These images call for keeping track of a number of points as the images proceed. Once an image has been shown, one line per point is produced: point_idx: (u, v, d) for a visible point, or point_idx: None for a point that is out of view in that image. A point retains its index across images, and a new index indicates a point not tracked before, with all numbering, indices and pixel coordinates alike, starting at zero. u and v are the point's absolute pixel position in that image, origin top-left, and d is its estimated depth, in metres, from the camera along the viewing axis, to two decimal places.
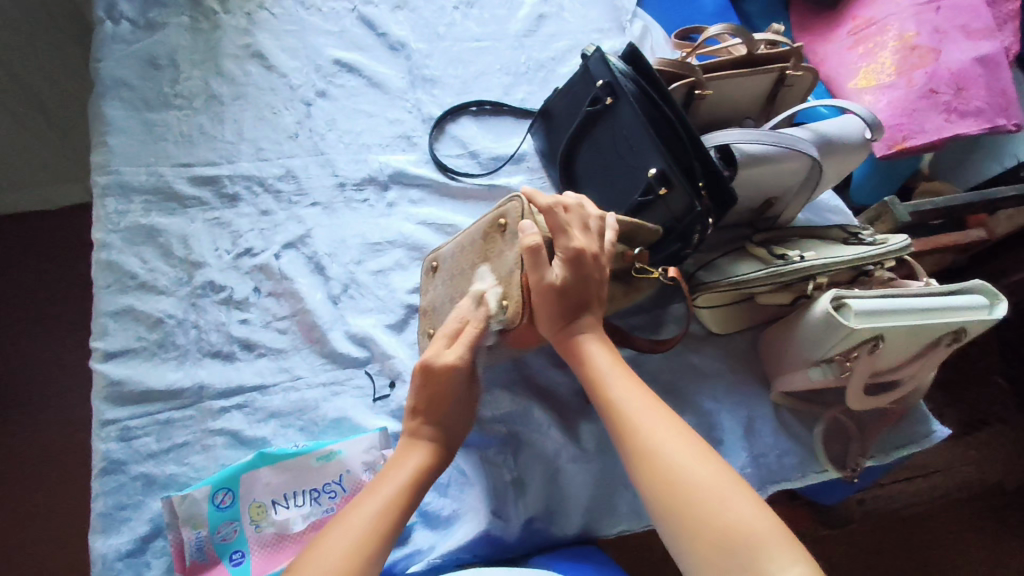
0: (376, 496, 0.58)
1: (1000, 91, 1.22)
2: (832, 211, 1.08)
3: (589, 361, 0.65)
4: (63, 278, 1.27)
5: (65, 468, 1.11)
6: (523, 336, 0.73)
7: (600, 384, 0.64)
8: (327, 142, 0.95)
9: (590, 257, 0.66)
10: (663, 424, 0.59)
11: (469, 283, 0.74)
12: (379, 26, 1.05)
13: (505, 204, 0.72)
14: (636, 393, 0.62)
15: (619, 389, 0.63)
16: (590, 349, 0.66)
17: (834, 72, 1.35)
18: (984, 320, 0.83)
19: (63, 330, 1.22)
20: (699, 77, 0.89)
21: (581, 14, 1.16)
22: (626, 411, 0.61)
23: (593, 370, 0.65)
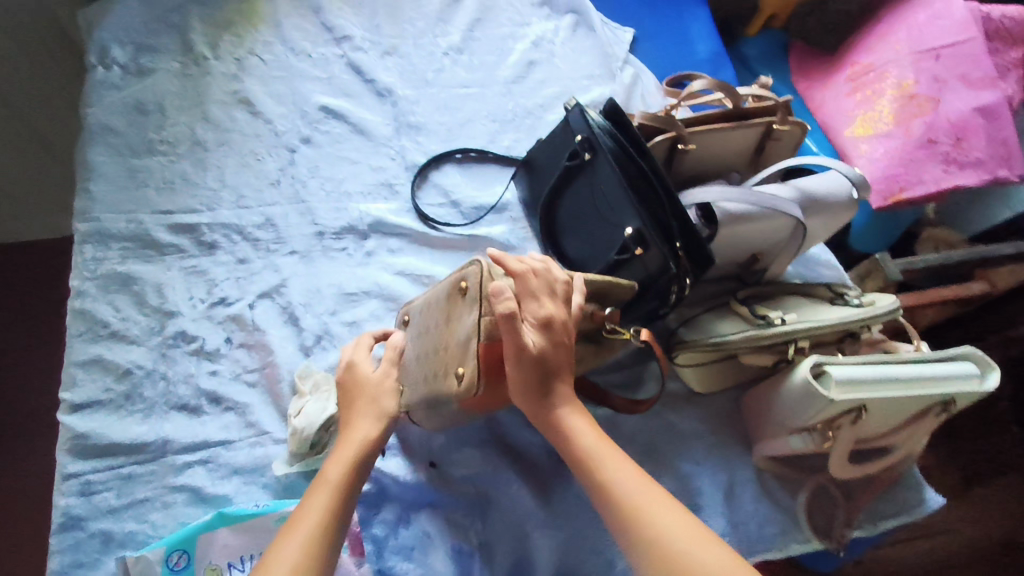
0: (309, 509, 0.59)
1: (1001, 141, 1.19)
2: (822, 264, 1.05)
3: (573, 440, 0.63)
4: (47, 316, 1.29)
5: (30, 510, 1.11)
6: (486, 402, 0.72)
7: (587, 464, 0.62)
8: (308, 189, 0.95)
9: (560, 324, 0.64)
10: (662, 507, 0.57)
11: (432, 345, 0.72)
12: (367, 72, 1.06)
13: (466, 266, 0.70)
14: (627, 470, 0.61)
15: (608, 464, 0.61)
16: (570, 423, 0.64)
17: (831, 118, 1.32)
18: (975, 390, 0.80)
19: (42, 369, 1.23)
20: (682, 130, 0.88)
21: (571, 60, 1.16)
22: (621, 489, 0.59)
23: (578, 443, 0.63)
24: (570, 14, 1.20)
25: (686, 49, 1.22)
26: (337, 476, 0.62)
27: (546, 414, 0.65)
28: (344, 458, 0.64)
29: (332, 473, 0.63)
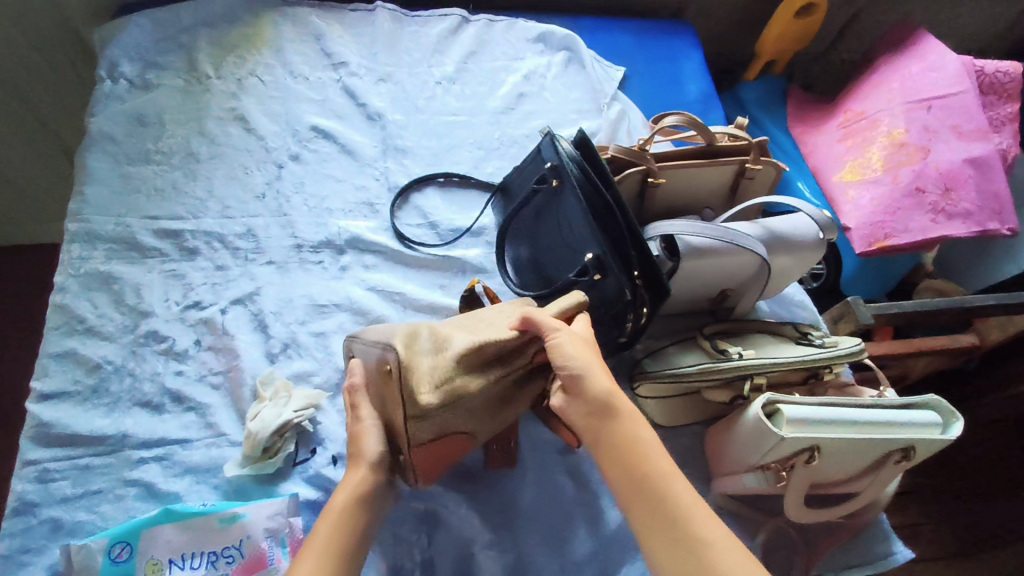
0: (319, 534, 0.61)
1: (992, 194, 1.18)
2: (798, 305, 1.04)
3: (626, 422, 0.62)
4: (39, 317, 1.37)
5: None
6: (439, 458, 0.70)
7: (631, 444, 0.61)
8: (291, 204, 0.99)
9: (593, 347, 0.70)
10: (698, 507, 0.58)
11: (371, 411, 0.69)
12: (360, 96, 1.11)
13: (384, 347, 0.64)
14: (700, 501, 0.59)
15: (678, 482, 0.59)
16: (630, 419, 0.62)
17: (821, 163, 1.31)
18: (935, 438, 0.78)
19: (27, 367, 1.30)
20: (652, 165, 0.89)
21: (561, 94, 1.19)
22: (666, 479, 0.59)
23: (649, 463, 0.60)
24: (564, 51, 1.25)
25: (676, 89, 1.25)
26: (324, 539, 0.61)
27: (616, 430, 0.61)
28: (334, 520, 0.62)
29: (324, 529, 0.62)
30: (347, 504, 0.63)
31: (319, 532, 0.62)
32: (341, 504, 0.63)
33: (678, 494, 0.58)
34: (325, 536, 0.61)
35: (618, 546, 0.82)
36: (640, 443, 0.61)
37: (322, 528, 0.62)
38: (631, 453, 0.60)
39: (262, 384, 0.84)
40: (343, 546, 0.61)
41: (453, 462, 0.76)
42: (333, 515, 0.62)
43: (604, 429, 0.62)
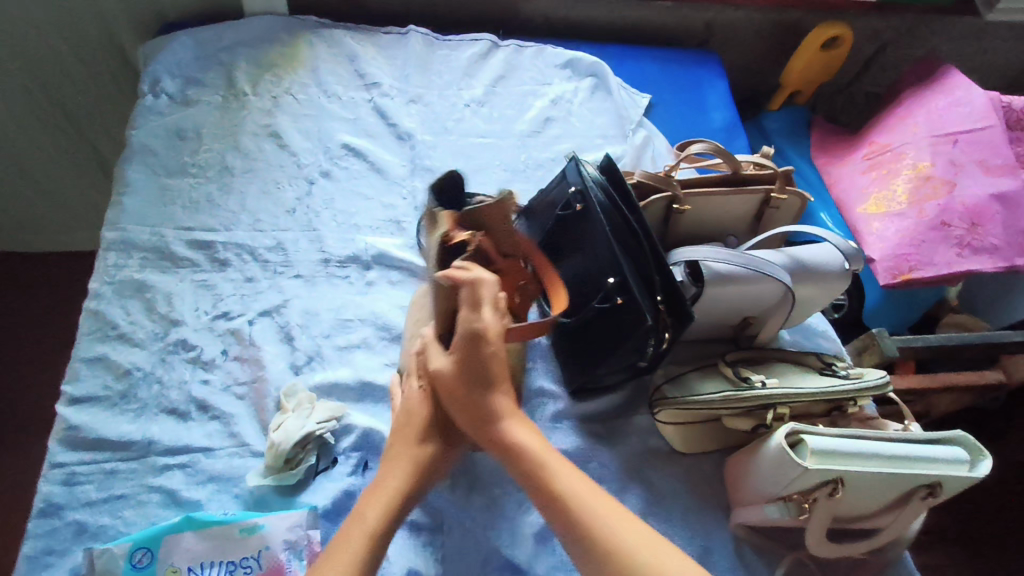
0: (351, 535, 0.63)
1: (1019, 230, 1.17)
2: (820, 335, 1.03)
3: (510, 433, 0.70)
4: (69, 322, 1.40)
5: (16, 499, 1.18)
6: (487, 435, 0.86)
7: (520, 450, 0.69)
8: (320, 219, 1.02)
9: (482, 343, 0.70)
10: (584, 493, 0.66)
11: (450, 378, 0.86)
12: (391, 116, 1.13)
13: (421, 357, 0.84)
14: (588, 490, 0.66)
15: (563, 474, 0.67)
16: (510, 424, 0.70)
17: (846, 194, 1.31)
18: (963, 476, 0.77)
19: (57, 370, 1.33)
20: (677, 191, 0.90)
21: (587, 119, 1.21)
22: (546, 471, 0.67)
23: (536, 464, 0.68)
24: (591, 77, 1.27)
25: (701, 117, 1.26)
26: (377, 509, 0.65)
27: (503, 439, 0.70)
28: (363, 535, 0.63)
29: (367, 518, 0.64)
30: (391, 489, 0.68)
31: (367, 505, 0.66)
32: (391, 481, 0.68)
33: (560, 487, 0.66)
34: (373, 510, 0.65)
35: None
36: (528, 450, 0.69)
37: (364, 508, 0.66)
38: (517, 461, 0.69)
39: (286, 395, 0.85)
40: (391, 520, 0.66)
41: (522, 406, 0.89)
42: (378, 493, 0.67)
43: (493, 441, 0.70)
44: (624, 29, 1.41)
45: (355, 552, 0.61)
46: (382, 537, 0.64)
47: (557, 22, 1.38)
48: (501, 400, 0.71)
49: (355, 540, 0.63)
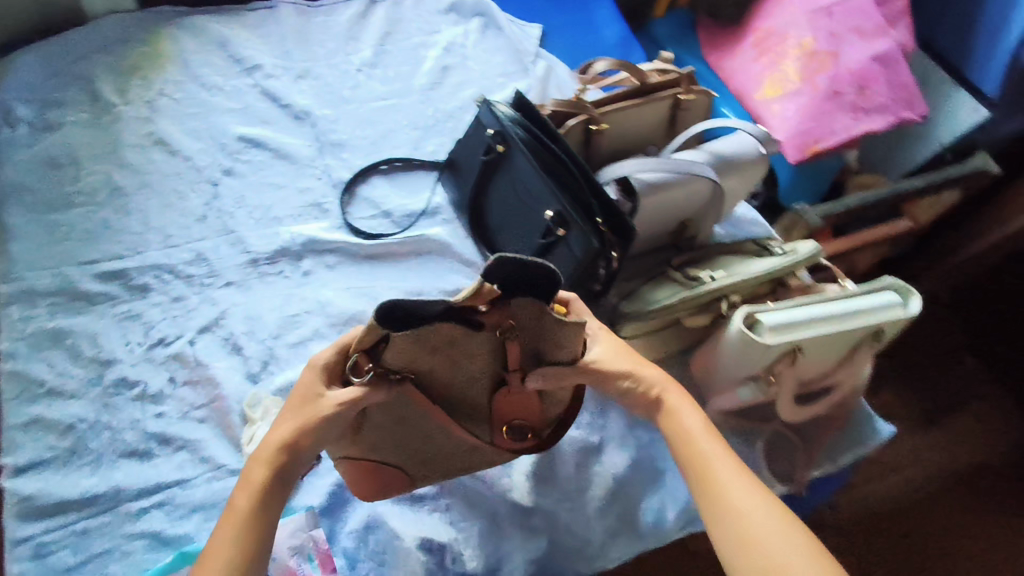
0: (233, 517, 0.57)
1: (902, 85, 1.24)
2: (750, 222, 1.07)
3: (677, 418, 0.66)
4: None
5: None
6: (366, 487, 0.74)
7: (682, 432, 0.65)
8: (236, 220, 0.96)
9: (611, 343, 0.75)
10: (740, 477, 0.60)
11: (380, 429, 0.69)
12: (282, 98, 1.07)
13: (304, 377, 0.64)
14: (759, 499, 0.58)
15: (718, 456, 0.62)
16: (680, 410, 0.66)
17: (743, 85, 1.34)
18: (901, 316, 0.83)
19: None
20: (591, 111, 0.90)
21: (484, 61, 1.18)
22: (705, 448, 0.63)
23: (713, 475, 0.61)
24: (477, 16, 1.24)
25: (595, 36, 1.26)
26: (247, 505, 0.57)
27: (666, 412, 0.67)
28: (240, 518, 0.56)
29: (240, 505, 0.57)
30: (262, 486, 0.58)
31: (238, 496, 0.58)
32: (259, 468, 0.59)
33: (714, 468, 0.61)
34: (240, 513, 0.57)
35: (634, 483, 0.84)
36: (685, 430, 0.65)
37: (231, 514, 0.57)
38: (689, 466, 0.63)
39: (249, 406, 0.81)
40: (276, 491, 0.59)
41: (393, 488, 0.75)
42: (245, 493, 0.58)
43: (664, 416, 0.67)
44: None
45: (225, 557, 0.54)
46: (256, 538, 0.56)
47: None
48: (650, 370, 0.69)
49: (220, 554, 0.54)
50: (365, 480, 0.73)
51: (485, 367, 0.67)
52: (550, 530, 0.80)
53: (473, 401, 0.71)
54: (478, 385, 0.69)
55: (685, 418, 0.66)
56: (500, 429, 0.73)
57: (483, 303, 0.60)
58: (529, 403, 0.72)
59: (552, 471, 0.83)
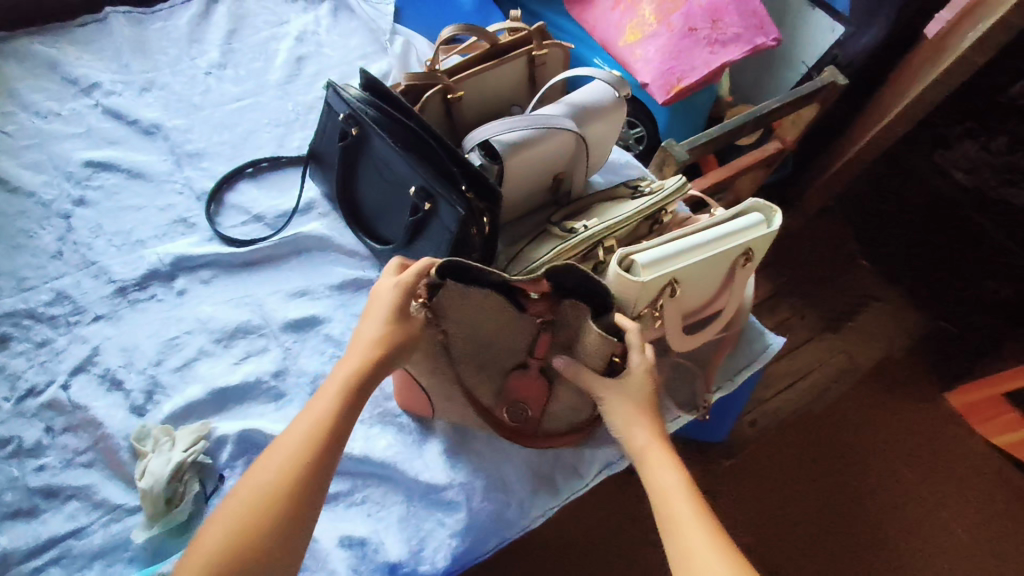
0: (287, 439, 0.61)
1: (752, 13, 1.28)
2: (625, 167, 1.10)
3: (649, 460, 0.66)
4: None
5: None
6: (410, 402, 0.84)
7: (645, 466, 0.66)
8: (96, 250, 0.90)
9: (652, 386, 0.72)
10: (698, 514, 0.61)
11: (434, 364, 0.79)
12: (127, 114, 1.01)
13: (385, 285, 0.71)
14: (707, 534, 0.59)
15: (676, 491, 0.63)
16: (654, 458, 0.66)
17: (606, 34, 1.36)
18: (765, 234, 0.86)
19: None
20: (445, 80, 0.89)
21: (340, 45, 1.14)
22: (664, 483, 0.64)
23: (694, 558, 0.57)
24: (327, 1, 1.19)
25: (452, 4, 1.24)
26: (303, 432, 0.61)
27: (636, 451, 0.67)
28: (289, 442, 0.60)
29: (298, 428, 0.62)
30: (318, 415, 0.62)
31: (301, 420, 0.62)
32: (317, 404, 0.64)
33: (672, 502, 0.62)
34: (293, 441, 0.60)
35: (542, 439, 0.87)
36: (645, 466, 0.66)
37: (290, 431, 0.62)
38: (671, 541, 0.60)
39: (138, 440, 0.78)
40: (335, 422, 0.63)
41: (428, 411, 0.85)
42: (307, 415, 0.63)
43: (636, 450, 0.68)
44: None
45: (276, 470, 0.58)
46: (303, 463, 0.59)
47: None
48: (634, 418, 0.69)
49: (266, 478, 0.58)
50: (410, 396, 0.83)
51: (517, 339, 0.78)
52: (467, 502, 0.81)
53: (489, 371, 0.81)
54: (506, 358, 0.80)
55: (656, 457, 0.66)
56: (503, 405, 0.82)
57: (535, 291, 0.72)
58: (539, 396, 0.81)
59: (467, 442, 0.86)
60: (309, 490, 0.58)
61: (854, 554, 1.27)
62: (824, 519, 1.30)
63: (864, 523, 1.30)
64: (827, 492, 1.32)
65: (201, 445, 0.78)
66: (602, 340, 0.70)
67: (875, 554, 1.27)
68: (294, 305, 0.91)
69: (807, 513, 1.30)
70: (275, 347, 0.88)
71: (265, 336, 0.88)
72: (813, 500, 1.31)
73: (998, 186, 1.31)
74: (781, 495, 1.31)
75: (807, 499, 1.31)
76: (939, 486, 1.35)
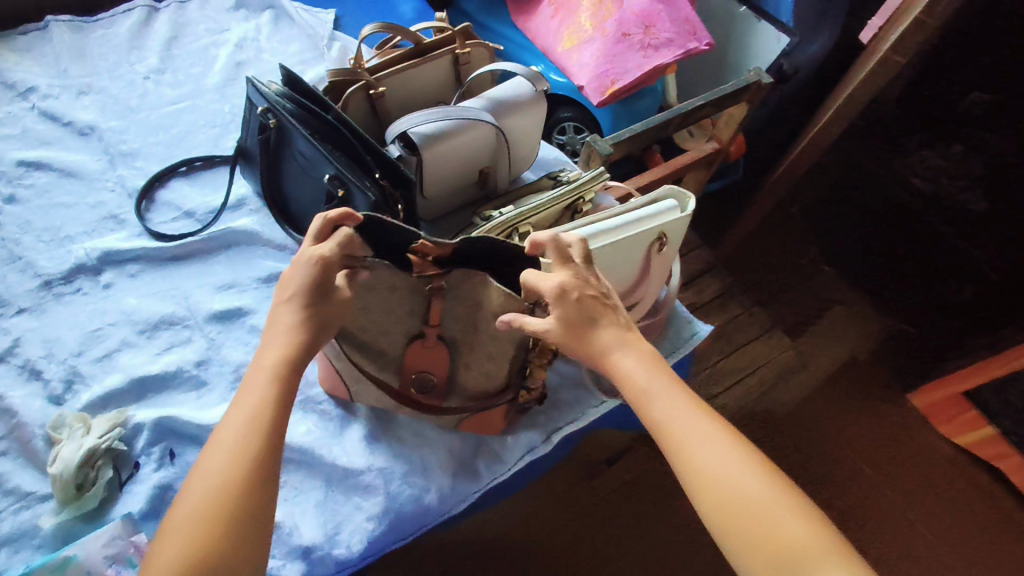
0: (223, 433, 0.55)
1: (684, 20, 1.31)
2: (553, 162, 1.13)
3: (608, 351, 0.63)
4: None
5: None
6: (331, 384, 0.86)
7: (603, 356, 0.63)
8: (24, 245, 0.92)
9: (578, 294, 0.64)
10: (671, 390, 0.59)
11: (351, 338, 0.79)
12: (62, 115, 1.03)
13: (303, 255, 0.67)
14: (682, 410, 0.58)
15: (640, 372, 0.61)
16: (613, 350, 0.63)
17: (546, 42, 1.41)
18: (678, 219, 0.89)
19: None
20: (367, 76, 0.92)
21: (279, 51, 1.17)
22: (628, 368, 0.61)
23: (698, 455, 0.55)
24: (268, 10, 1.23)
25: (391, 13, 1.28)
26: (243, 418, 0.56)
27: (592, 343, 0.63)
28: (226, 440, 0.55)
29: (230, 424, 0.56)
30: (256, 391, 0.58)
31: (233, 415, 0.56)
32: (246, 400, 0.57)
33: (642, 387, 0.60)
34: (229, 438, 0.54)
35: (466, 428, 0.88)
36: (603, 359, 0.62)
37: (223, 430, 0.56)
38: (661, 439, 0.58)
39: (54, 428, 0.78)
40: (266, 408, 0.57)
41: (346, 393, 0.86)
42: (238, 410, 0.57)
43: (589, 344, 0.63)
44: None
45: (219, 465, 0.53)
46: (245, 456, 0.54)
47: None
48: (607, 331, 0.63)
49: (217, 464, 0.53)
50: (326, 373, 0.84)
51: (410, 315, 0.76)
52: (384, 486, 0.82)
53: (392, 351, 0.80)
54: (405, 333, 0.78)
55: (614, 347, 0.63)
56: (410, 381, 0.82)
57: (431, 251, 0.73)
58: (444, 368, 0.80)
59: (390, 429, 0.87)
60: (265, 469, 0.54)
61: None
62: None
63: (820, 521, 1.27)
64: None
65: (117, 432, 0.78)
66: (506, 297, 0.70)
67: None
68: (220, 298, 0.92)
69: None
70: (199, 338, 0.88)
71: (189, 327, 0.89)
72: None
73: (956, 191, 1.33)
74: None
75: None
76: (893, 480, 1.33)
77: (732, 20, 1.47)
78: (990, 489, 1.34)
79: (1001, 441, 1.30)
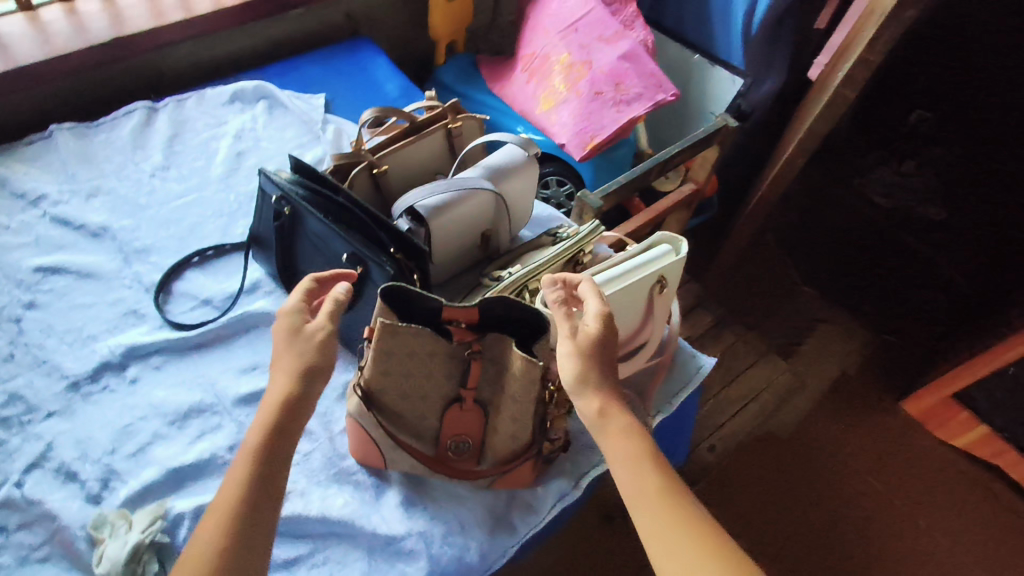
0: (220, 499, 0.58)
1: (650, 74, 1.40)
2: (548, 219, 1.20)
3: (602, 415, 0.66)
4: None
5: None
6: (363, 454, 0.88)
7: (597, 420, 0.66)
8: (48, 348, 0.94)
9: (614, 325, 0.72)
10: (656, 472, 0.62)
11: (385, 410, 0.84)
12: (75, 219, 1.07)
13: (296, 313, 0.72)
14: (666, 496, 0.60)
15: (629, 447, 0.64)
16: (609, 411, 0.66)
17: (524, 105, 1.50)
18: (675, 261, 0.95)
19: None
20: (369, 157, 0.98)
21: (277, 138, 1.24)
22: (618, 441, 0.64)
23: (664, 519, 0.59)
24: (262, 100, 1.30)
25: (378, 94, 1.36)
26: (233, 483, 0.59)
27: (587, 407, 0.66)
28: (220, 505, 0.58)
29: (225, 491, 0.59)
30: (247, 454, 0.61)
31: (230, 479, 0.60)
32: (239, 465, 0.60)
33: (630, 464, 0.63)
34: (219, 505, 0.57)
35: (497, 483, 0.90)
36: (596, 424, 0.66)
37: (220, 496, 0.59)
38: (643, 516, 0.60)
39: (95, 527, 0.79)
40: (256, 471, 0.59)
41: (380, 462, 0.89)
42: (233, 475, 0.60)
43: (586, 401, 0.66)
44: (276, 48, 1.46)
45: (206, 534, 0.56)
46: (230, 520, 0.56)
47: (208, 65, 1.38)
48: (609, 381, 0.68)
49: (205, 538, 0.55)
50: (358, 443, 0.86)
51: (446, 379, 0.81)
52: (426, 549, 0.84)
53: (423, 416, 0.84)
54: (437, 397, 0.82)
55: (609, 415, 0.66)
56: (446, 443, 0.86)
57: (462, 318, 0.78)
58: (476, 427, 0.84)
59: (423, 491, 0.90)
60: (243, 535, 0.56)
61: (834, 571, 1.26)
62: (800, 535, 1.29)
63: (840, 539, 1.30)
64: (801, 507, 1.33)
65: (159, 525, 0.79)
66: (527, 362, 0.74)
67: (854, 565, 1.27)
68: (245, 380, 0.95)
69: (790, 536, 1.29)
70: (229, 423, 0.90)
71: (218, 413, 0.91)
72: (786, 524, 1.30)
73: (915, 204, 1.51)
74: (752, 519, 1.30)
75: (776, 519, 1.31)
76: (902, 489, 1.37)
77: (689, 67, 1.57)
78: (993, 487, 1.39)
79: (996, 440, 1.34)
